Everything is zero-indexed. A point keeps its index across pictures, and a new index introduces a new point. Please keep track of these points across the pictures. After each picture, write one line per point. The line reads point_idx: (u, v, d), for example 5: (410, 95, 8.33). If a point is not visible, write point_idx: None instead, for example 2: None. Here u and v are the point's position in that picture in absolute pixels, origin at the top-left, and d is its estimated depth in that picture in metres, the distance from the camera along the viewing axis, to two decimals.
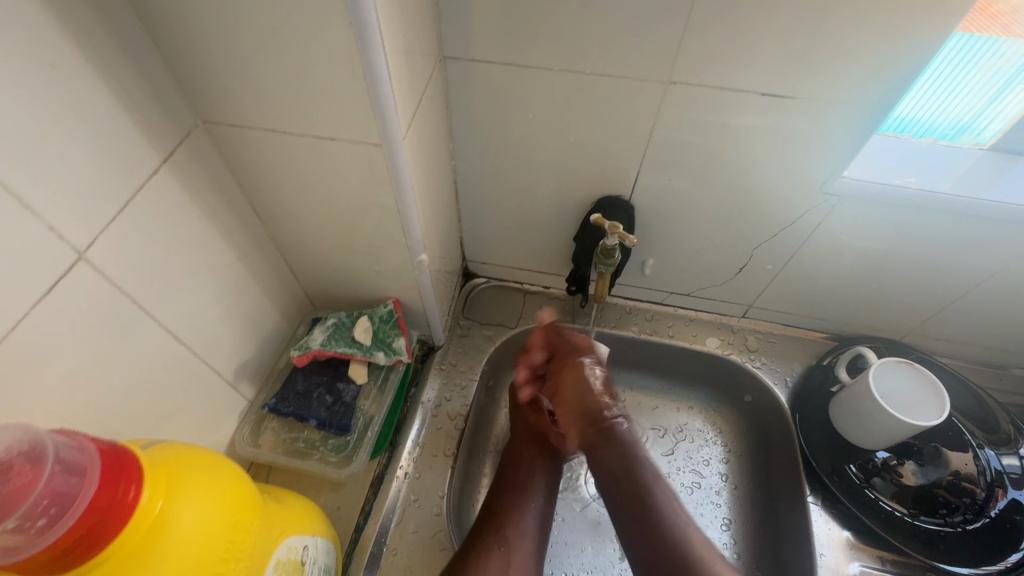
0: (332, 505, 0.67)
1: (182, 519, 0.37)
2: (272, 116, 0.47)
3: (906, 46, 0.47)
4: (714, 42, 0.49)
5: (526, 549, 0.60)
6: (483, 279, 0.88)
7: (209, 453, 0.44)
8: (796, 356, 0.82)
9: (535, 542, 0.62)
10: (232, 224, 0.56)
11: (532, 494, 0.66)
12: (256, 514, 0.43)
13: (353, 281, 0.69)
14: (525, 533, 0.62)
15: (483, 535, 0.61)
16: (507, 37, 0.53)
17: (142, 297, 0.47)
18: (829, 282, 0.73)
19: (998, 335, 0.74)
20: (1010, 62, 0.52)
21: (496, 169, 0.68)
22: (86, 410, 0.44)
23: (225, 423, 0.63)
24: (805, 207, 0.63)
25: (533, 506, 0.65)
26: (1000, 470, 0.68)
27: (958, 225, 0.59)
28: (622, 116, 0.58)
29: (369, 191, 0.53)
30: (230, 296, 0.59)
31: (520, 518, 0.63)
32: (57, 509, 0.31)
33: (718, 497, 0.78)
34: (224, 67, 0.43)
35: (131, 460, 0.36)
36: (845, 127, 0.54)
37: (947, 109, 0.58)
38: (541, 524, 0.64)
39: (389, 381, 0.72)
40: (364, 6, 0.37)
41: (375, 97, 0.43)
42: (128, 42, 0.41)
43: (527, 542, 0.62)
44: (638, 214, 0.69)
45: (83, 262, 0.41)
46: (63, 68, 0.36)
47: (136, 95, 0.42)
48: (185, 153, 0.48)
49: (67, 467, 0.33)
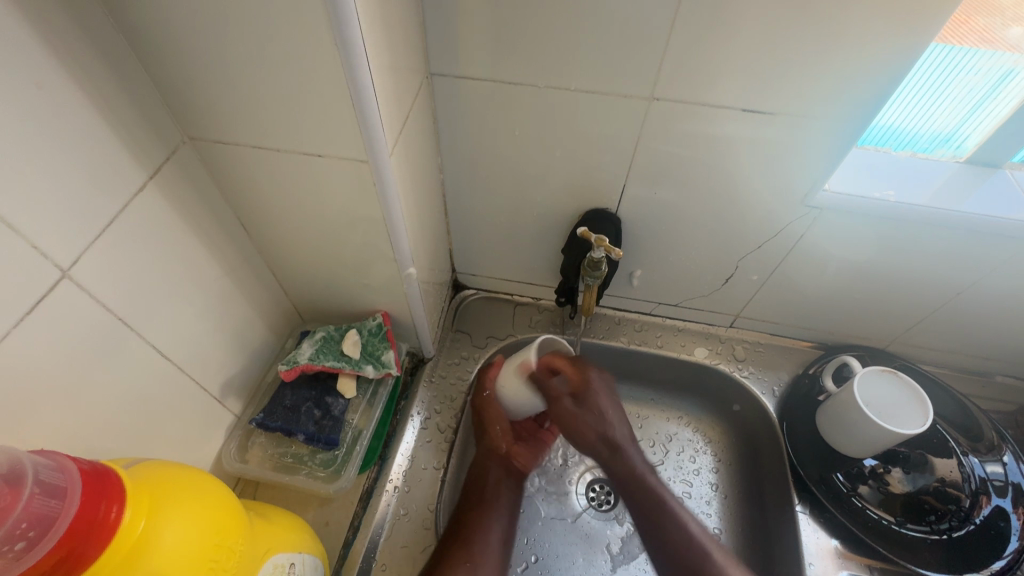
0: (320, 520, 0.66)
1: (165, 537, 0.36)
2: (258, 132, 0.47)
3: (881, 61, 0.48)
4: (695, 58, 0.51)
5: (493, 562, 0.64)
6: (473, 291, 0.89)
7: (194, 471, 0.43)
8: (783, 366, 0.82)
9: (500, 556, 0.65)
10: (219, 239, 0.56)
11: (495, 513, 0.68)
12: (241, 532, 0.43)
13: (341, 294, 0.69)
14: (490, 548, 0.65)
15: (451, 551, 0.63)
16: (493, 55, 0.54)
17: (128, 313, 0.47)
18: (813, 292, 0.74)
19: (979, 343, 0.75)
20: (981, 79, 0.54)
21: (484, 183, 0.69)
22: (68, 429, 0.44)
23: (212, 439, 0.62)
24: (788, 219, 0.64)
25: (498, 523, 0.67)
26: (984, 477, 0.68)
27: (936, 236, 0.60)
28: (607, 130, 0.59)
29: (357, 205, 0.53)
30: (217, 311, 0.58)
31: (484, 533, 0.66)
32: (36, 532, 0.31)
33: (708, 507, 0.78)
34: (209, 84, 0.44)
35: (113, 480, 0.35)
36: (826, 141, 0.55)
37: (925, 124, 0.60)
38: (505, 539, 0.67)
39: (378, 394, 0.71)
40: (349, 27, 0.38)
41: (362, 115, 0.43)
42: (113, 61, 0.41)
43: (491, 556, 0.64)
44: (625, 226, 0.70)
45: (68, 280, 0.41)
46: (49, 88, 0.37)
47: (122, 113, 0.43)
48: (171, 169, 0.48)
49: (47, 489, 0.32)
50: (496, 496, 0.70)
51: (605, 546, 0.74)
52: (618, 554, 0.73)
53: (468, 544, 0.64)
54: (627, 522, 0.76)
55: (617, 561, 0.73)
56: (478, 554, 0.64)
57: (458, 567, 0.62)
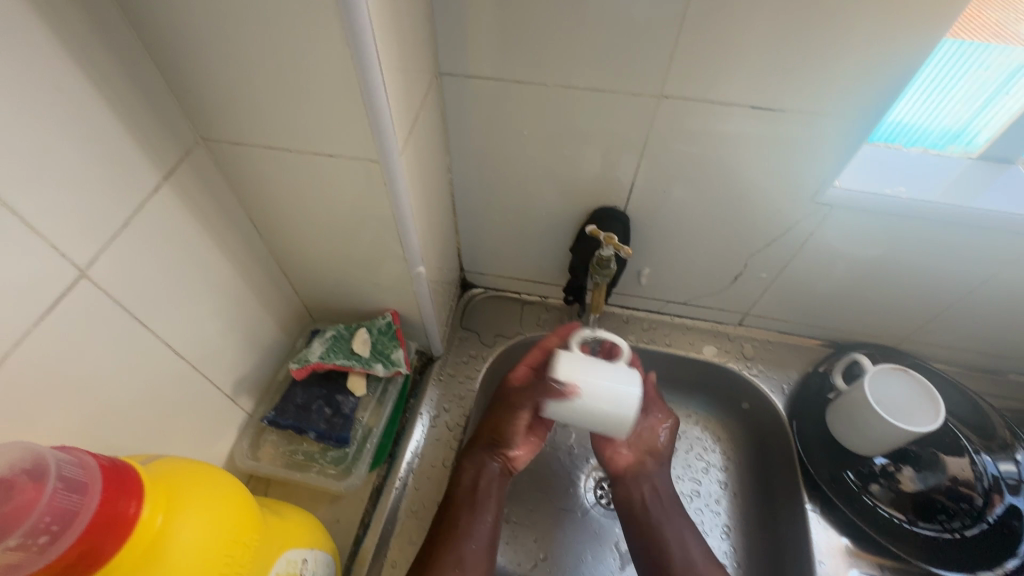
0: (331, 518, 0.67)
1: (182, 532, 0.37)
2: (270, 132, 0.48)
3: (893, 57, 0.48)
4: (704, 55, 0.50)
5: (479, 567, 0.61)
6: (481, 290, 0.89)
7: (209, 467, 0.44)
8: (792, 364, 0.82)
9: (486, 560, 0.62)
10: (231, 239, 0.57)
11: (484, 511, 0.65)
12: (255, 529, 0.43)
13: (351, 293, 0.69)
14: (477, 550, 0.62)
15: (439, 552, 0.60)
16: (502, 54, 0.54)
17: (143, 312, 0.47)
18: (823, 290, 0.73)
19: (991, 340, 0.74)
20: (994, 74, 0.53)
21: (493, 182, 0.69)
22: (85, 427, 0.44)
23: (224, 436, 0.63)
24: (797, 216, 0.64)
25: (486, 523, 0.64)
26: (997, 476, 0.68)
27: (948, 233, 0.60)
28: (616, 129, 0.59)
29: (368, 205, 0.53)
30: (230, 310, 0.59)
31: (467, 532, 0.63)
32: (59, 527, 0.32)
33: (717, 505, 0.78)
34: (222, 85, 0.44)
35: (131, 475, 0.36)
36: (835, 138, 0.55)
37: (937, 120, 0.59)
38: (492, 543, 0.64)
39: (388, 392, 0.72)
40: (360, 27, 0.38)
41: (372, 114, 0.44)
42: (128, 62, 0.41)
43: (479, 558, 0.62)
44: (634, 224, 0.70)
45: (85, 280, 0.41)
46: (66, 90, 0.37)
47: (137, 114, 0.43)
48: (185, 170, 0.49)
49: (69, 484, 0.33)
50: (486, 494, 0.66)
51: (614, 544, 0.74)
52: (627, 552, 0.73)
53: (456, 545, 0.61)
54: None
55: (626, 559, 0.73)
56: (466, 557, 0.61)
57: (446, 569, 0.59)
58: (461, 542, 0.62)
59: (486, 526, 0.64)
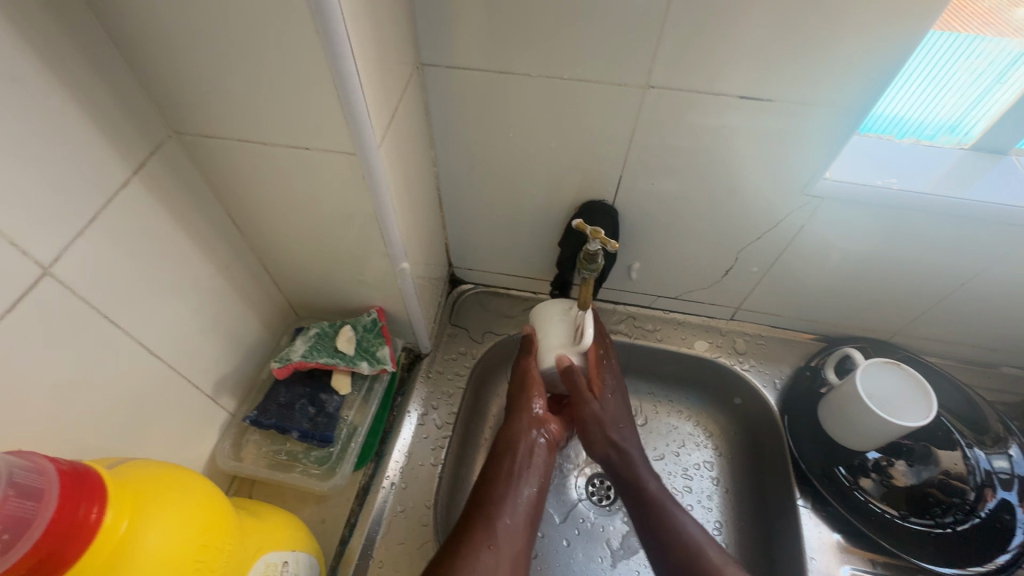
0: (316, 518, 0.66)
1: (148, 537, 0.36)
2: (246, 126, 0.46)
3: (884, 43, 0.47)
4: (690, 43, 0.49)
5: (513, 550, 0.59)
6: (470, 285, 0.88)
7: (183, 469, 0.43)
8: (784, 359, 0.81)
9: (524, 535, 0.61)
10: (209, 236, 0.56)
11: (521, 488, 0.64)
12: (230, 533, 0.42)
13: (337, 291, 0.68)
14: (512, 532, 0.61)
15: (471, 532, 0.59)
16: (485, 44, 0.53)
17: (115, 312, 0.46)
18: (816, 283, 0.72)
19: (983, 334, 0.74)
20: (986, 63, 0.52)
21: (478, 176, 0.68)
22: (52, 431, 0.43)
23: (206, 437, 0.62)
24: (787, 209, 0.63)
25: (524, 496, 0.63)
26: (989, 470, 0.67)
27: (941, 224, 0.59)
28: (603, 119, 0.58)
29: (347, 199, 0.52)
30: (209, 308, 0.58)
31: (508, 514, 0.61)
32: (12, 534, 0.31)
33: (709, 501, 0.78)
34: (189, 74, 0.42)
35: (92, 478, 0.35)
36: (826, 127, 0.54)
37: (930, 110, 0.58)
38: (528, 521, 0.63)
39: (373, 390, 0.71)
40: (330, 13, 0.37)
41: (348, 105, 0.42)
42: (91, 51, 0.40)
43: (513, 541, 0.60)
44: (622, 218, 0.69)
45: (49, 278, 0.40)
46: (24, 82, 0.36)
47: (103, 109, 0.42)
48: (156, 164, 0.47)
49: (23, 491, 0.31)
50: (524, 469, 0.65)
51: (605, 541, 0.73)
52: (618, 549, 0.73)
53: (489, 523, 0.60)
54: (625, 516, 0.75)
55: (617, 557, 0.72)
56: (500, 542, 0.59)
57: (479, 557, 0.57)
58: (495, 518, 0.61)
59: (525, 502, 0.63)
